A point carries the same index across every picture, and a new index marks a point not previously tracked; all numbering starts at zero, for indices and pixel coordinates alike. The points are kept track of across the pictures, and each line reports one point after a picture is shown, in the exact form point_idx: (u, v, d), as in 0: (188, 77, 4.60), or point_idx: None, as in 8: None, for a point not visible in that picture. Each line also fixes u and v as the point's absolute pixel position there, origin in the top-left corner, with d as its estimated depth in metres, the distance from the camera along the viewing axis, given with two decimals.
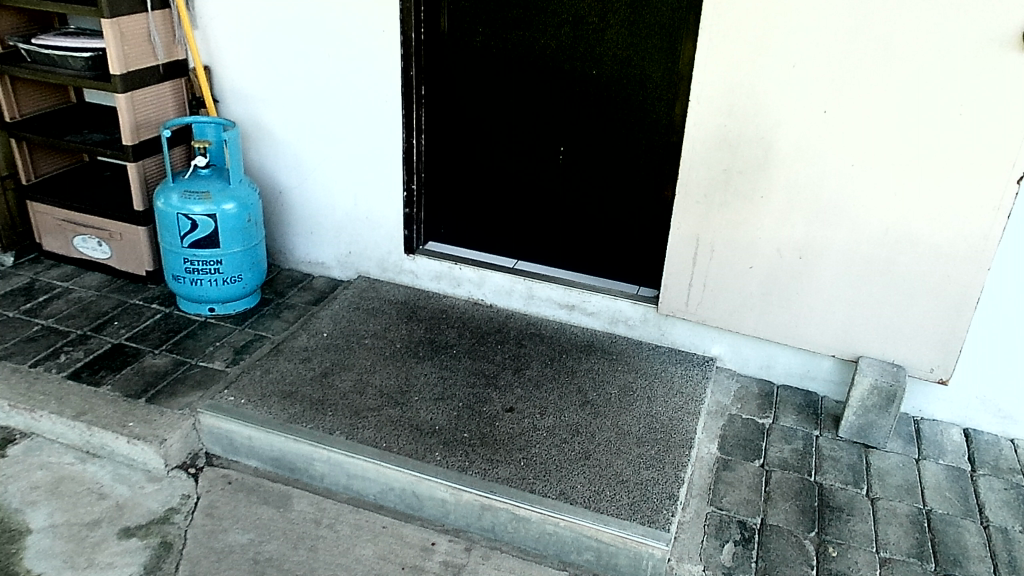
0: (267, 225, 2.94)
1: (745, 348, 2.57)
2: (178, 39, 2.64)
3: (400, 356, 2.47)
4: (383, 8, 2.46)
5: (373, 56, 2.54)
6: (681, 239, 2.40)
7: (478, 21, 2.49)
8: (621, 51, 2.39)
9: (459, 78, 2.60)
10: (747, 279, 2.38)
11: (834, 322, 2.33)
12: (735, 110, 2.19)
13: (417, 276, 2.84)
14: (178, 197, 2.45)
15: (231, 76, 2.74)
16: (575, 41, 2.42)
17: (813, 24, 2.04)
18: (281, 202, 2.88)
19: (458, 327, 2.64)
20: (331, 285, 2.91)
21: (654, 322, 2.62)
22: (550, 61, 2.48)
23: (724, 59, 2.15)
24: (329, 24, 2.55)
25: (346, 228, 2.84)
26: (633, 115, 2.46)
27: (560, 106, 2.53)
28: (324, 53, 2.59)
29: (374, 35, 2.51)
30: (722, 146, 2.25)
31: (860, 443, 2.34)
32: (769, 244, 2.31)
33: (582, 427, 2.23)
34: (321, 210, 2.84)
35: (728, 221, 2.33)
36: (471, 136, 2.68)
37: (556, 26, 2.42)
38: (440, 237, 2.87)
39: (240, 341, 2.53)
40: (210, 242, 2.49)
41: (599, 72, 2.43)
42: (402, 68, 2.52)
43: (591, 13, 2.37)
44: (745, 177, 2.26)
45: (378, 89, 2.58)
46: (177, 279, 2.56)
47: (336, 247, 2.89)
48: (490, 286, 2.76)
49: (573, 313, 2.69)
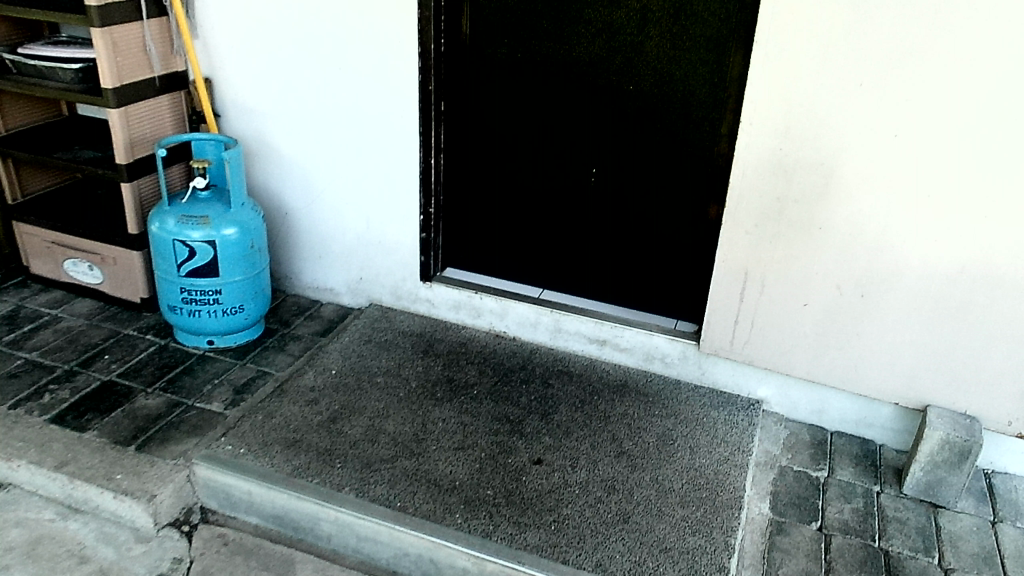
0: (272, 249, 2.73)
1: (794, 391, 2.33)
2: (177, 50, 2.44)
3: (416, 398, 2.25)
4: (400, 16, 2.24)
5: (388, 68, 2.33)
6: (728, 273, 2.19)
7: (505, 30, 2.27)
8: (662, 66, 2.17)
9: (482, 92, 2.38)
10: (801, 318, 2.15)
11: (898, 367, 2.11)
12: (793, 134, 1.97)
13: (434, 305, 2.61)
14: (175, 221, 2.25)
15: (233, 89, 2.53)
16: (612, 53, 2.20)
17: (884, 38, 1.81)
18: (286, 224, 2.67)
19: (479, 364, 2.42)
20: (340, 314, 2.69)
21: (694, 360, 2.39)
22: (582, 73, 2.25)
23: (780, 75, 1.92)
24: (339, 34, 2.34)
25: (357, 253, 2.62)
26: (676, 134, 2.23)
27: (594, 122, 2.30)
28: (335, 64, 2.38)
29: (389, 46, 2.30)
30: (776, 169, 2.03)
31: (927, 501, 2.10)
32: (827, 280, 2.09)
33: (619, 483, 2.00)
34: (330, 233, 2.62)
35: (782, 255, 2.11)
36: (495, 155, 2.46)
37: (591, 36, 2.20)
38: (459, 263, 2.65)
39: (240, 379, 2.31)
40: (209, 270, 2.29)
41: (638, 87, 2.21)
42: (420, 82, 2.31)
43: (630, 23, 2.15)
44: (801, 207, 2.04)
45: (394, 104, 2.37)
46: (173, 310, 2.35)
47: (346, 274, 2.67)
48: (514, 317, 2.53)
49: (604, 349, 2.47)
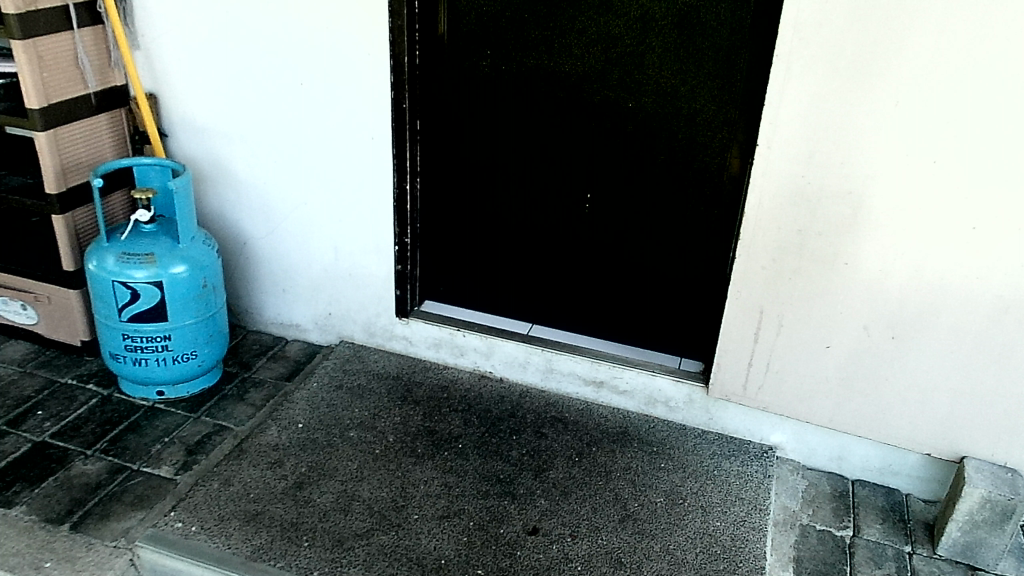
0: (229, 282, 2.46)
1: (812, 437, 2.12)
2: (115, 63, 2.18)
3: (394, 455, 2.00)
4: (366, 25, 1.99)
5: (356, 83, 2.07)
6: (741, 310, 1.97)
7: (489, 42, 2.04)
8: (666, 80, 1.95)
9: (464, 111, 2.15)
10: (823, 361, 1.94)
11: (931, 414, 1.91)
12: (817, 159, 1.75)
13: (412, 343, 2.36)
14: (115, 259, 1.98)
15: (181, 106, 2.26)
16: (607, 67, 1.98)
17: (925, 51, 1.59)
18: (244, 255, 2.40)
19: (463, 412, 2.17)
20: (307, 353, 2.43)
21: (701, 403, 2.16)
22: (575, 90, 2.03)
23: (802, 95, 1.71)
24: (299, 45, 2.08)
25: (325, 286, 2.37)
26: (678, 157, 2.02)
27: (588, 145, 2.09)
28: (295, 77, 2.12)
29: (356, 58, 2.04)
30: (797, 199, 1.81)
31: (964, 563, 1.90)
32: (852, 318, 1.88)
33: (625, 555, 1.77)
34: (294, 265, 2.36)
35: (802, 292, 1.89)
36: (479, 179, 2.24)
37: (583, 47, 1.98)
38: (439, 296, 2.40)
39: (194, 437, 2.04)
40: (155, 314, 2.02)
41: (636, 106, 2.00)
42: (393, 99, 2.06)
43: (629, 33, 1.92)
44: (824, 240, 1.83)
45: (363, 123, 2.11)
46: (116, 358, 2.08)
47: (312, 308, 2.41)
48: (500, 357, 2.29)
49: (601, 392, 2.24)
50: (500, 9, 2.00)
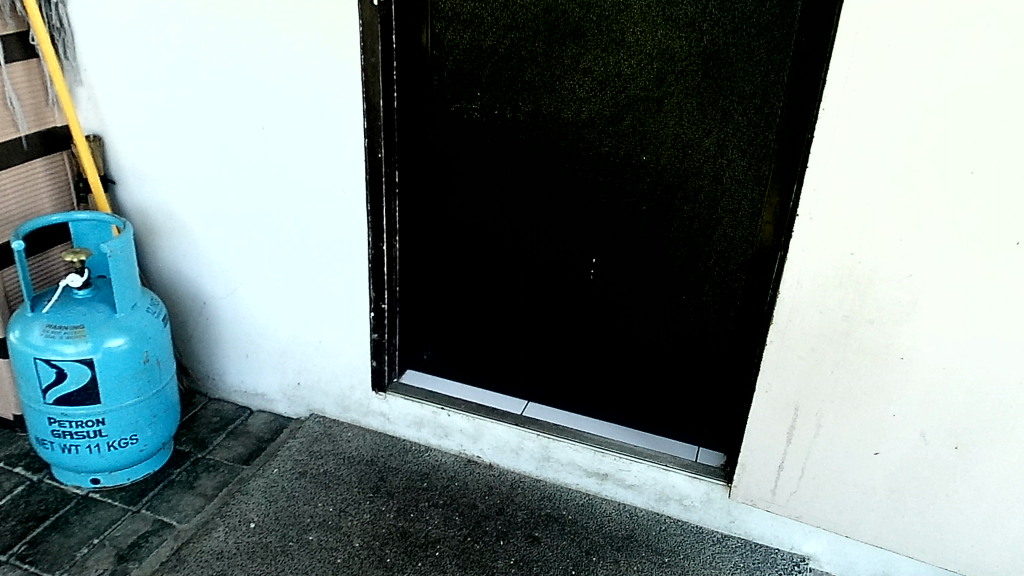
0: (188, 345, 2.17)
1: (852, 549, 1.77)
2: (53, 102, 1.86)
3: (357, 568, 1.70)
4: (337, 63, 1.66)
5: (324, 130, 1.75)
6: (772, 406, 1.65)
7: (479, 82, 1.70)
8: (686, 130, 1.62)
9: (449, 160, 1.81)
10: (870, 469, 1.62)
11: (1002, 541, 1.56)
12: (871, 234, 1.43)
13: (390, 420, 2.06)
14: (39, 332, 1.70)
15: (127, 149, 1.94)
16: (617, 113, 1.65)
17: (1013, 110, 1.27)
18: (203, 317, 2.10)
19: (444, 508, 1.87)
20: (272, 427, 2.13)
21: (721, 504, 1.83)
22: (579, 139, 1.70)
23: (856, 156, 1.39)
24: (258, 83, 1.75)
25: (292, 354, 2.06)
26: (701, 220, 1.69)
27: (595, 203, 1.76)
28: (256, 121, 1.80)
29: (325, 101, 1.71)
30: (843, 280, 1.49)
31: None
32: (906, 423, 1.55)
33: None
34: (257, 330, 2.06)
35: (846, 389, 1.57)
36: (468, 239, 1.89)
37: (589, 89, 1.64)
38: (422, 366, 2.10)
39: (128, 538, 1.75)
40: (85, 395, 1.74)
41: (651, 159, 1.67)
42: (368, 148, 1.73)
43: (645, 72, 1.60)
44: (875, 329, 1.50)
45: (333, 176, 1.79)
46: (44, 443, 1.81)
47: (279, 377, 2.11)
48: (490, 441, 1.99)
49: (605, 484, 1.93)
50: (493, 44, 1.66)
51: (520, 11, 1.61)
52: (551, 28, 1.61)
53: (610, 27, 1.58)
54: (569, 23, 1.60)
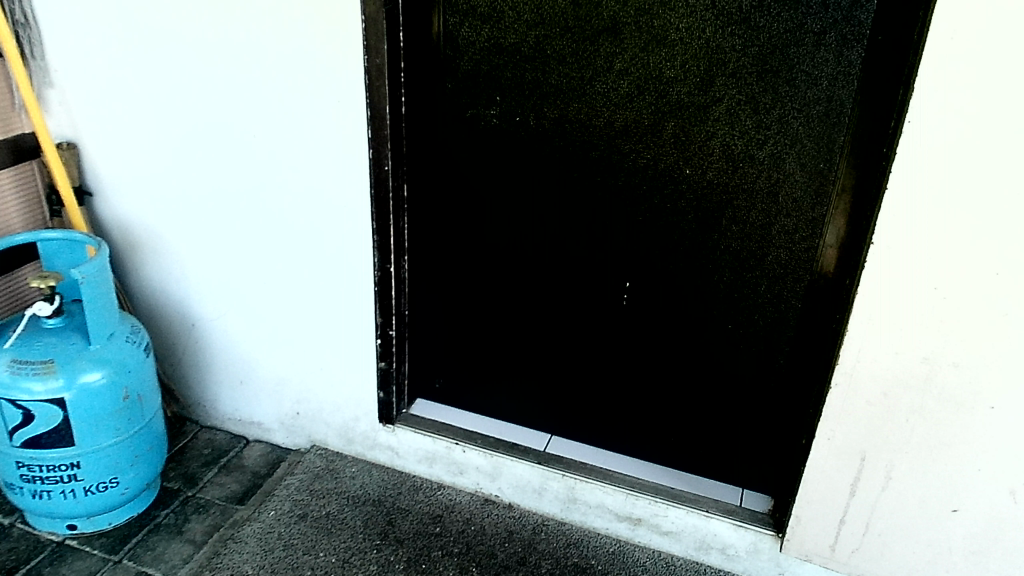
0: (176, 371, 1.97)
1: None
2: (20, 106, 1.66)
3: None
4: (336, 64, 1.46)
5: (322, 140, 1.54)
6: (833, 455, 1.44)
7: (498, 84, 1.49)
8: (736, 142, 1.41)
9: (463, 172, 1.60)
10: (947, 528, 1.41)
11: None
12: (961, 267, 1.22)
13: (398, 454, 1.87)
14: (4, 367, 1.51)
15: (106, 159, 1.75)
16: (658, 121, 1.43)
17: None
18: (192, 340, 1.91)
19: (459, 558, 1.67)
20: (269, 460, 1.94)
21: (769, 555, 1.62)
22: (612, 150, 1.49)
23: (947, 178, 1.18)
24: (246, 86, 1.55)
25: (290, 382, 1.87)
26: (752, 242, 1.48)
27: (629, 221, 1.55)
28: (245, 128, 1.59)
29: (323, 107, 1.51)
30: (924, 318, 1.28)
31: None
32: (992, 480, 1.34)
33: None
34: (252, 355, 1.87)
35: (923, 439, 1.36)
36: (485, 259, 1.69)
37: (625, 94, 1.43)
38: (433, 395, 1.90)
39: None
40: (58, 438, 1.55)
41: (695, 173, 1.46)
42: (372, 159, 1.52)
43: (691, 75, 1.38)
44: (959, 374, 1.29)
45: (333, 190, 1.59)
46: (14, 488, 1.62)
47: (277, 405, 1.92)
48: (509, 480, 1.79)
49: (638, 530, 1.72)
50: (516, 42, 1.45)
51: (546, 4, 1.40)
52: (583, 25, 1.40)
53: (652, 23, 1.36)
54: (603, 18, 1.38)
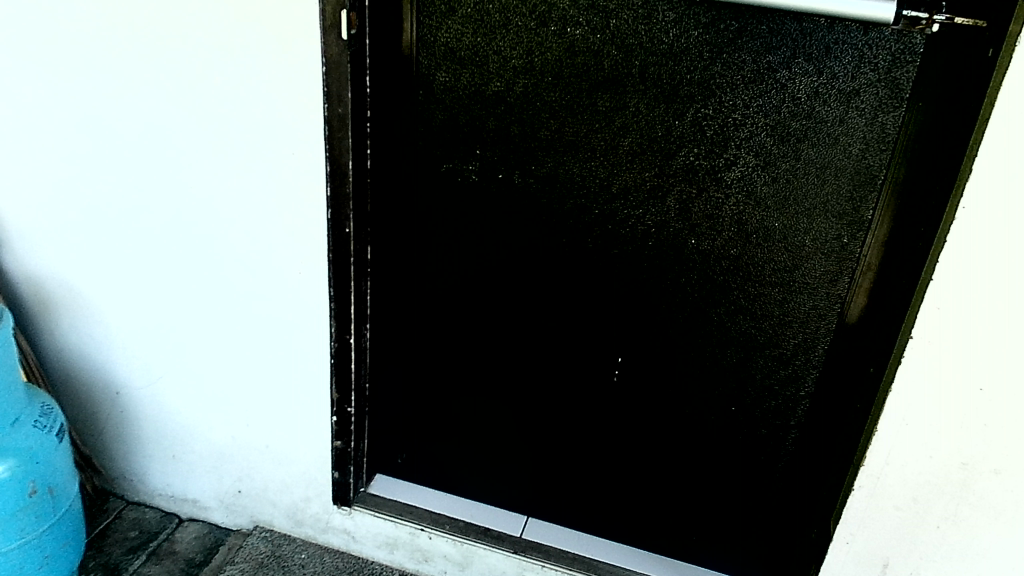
0: (97, 442, 1.73)
1: None
2: None
3: None
4: (290, 111, 1.25)
5: (273, 194, 1.33)
6: (852, 560, 1.29)
7: (479, 136, 1.31)
8: (749, 212, 1.25)
9: (436, 233, 1.41)
10: None
11: None
12: (1012, 367, 1.08)
13: (354, 539, 1.65)
14: None
15: (19, 205, 1.51)
16: (662, 185, 1.27)
17: None
18: (116, 409, 1.66)
19: None
20: (205, 544, 1.70)
21: None
22: (608, 214, 1.32)
23: (1003, 270, 1.03)
24: (183, 131, 1.33)
25: (231, 458, 1.64)
26: (761, 319, 1.33)
27: (625, 290, 1.38)
28: (182, 177, 1.37)
29: (273, 157, 1.30)
30: (965, 421, 1.13)
31: None
32: None
33: None
34: (187, 428, 1.64)
35: (955, 549, 1.22)
36: (458, 327, 1.50)
37: (625, 152, 1.26)
38: (396, 471, 1.70)
39: None
40: None
41: (703, 243, 1.30)
42: (331, 220, 1.31)
43: (701, 135, 1.22)
44: (1001, 482, 1.15)
45: (285, 251, 1.38)
46: None
47: (215, 482, 1.69)
48: (481, 569, 1.58)
49: None
50: (500, 90, 1.27)
51: (538, 49, 1.23)
52: (579, 74, 1.23)
53: (660, 76, 1.19)
54: (603, 68, 1.21)
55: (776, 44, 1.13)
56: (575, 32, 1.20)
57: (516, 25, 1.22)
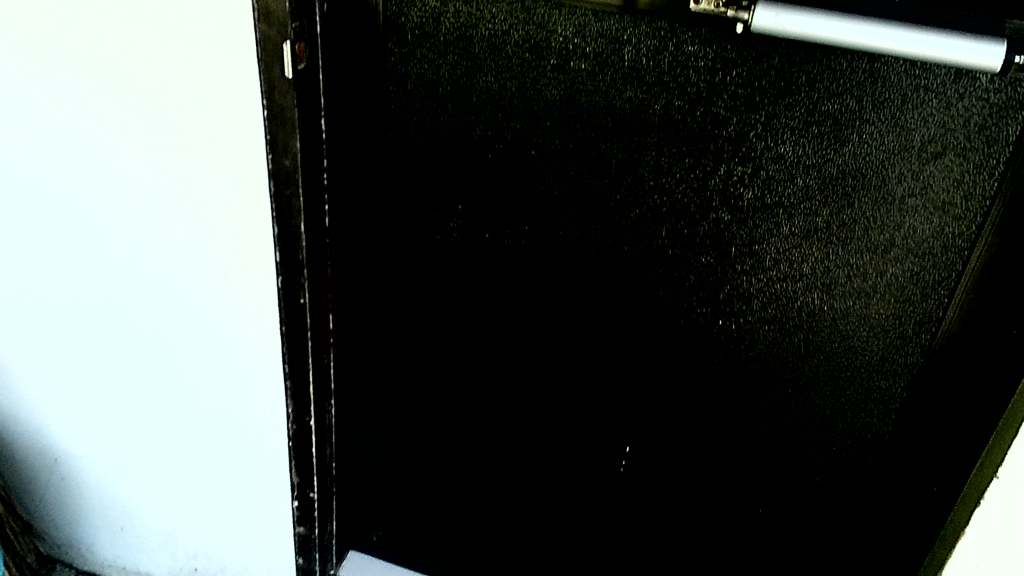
0: (36, 510, 1.52)
1: None
2: None
3: None
4: (227, 157, 1.00)
5: (214, 255, 1.09)
6: None
7: (461, 188, 1.07)
8: (791, 291, 1.02)
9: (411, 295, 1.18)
10: None
11: None
12: None
13: None
14: None
15: None
16: (685, 254, 1.03)
17: None
18: (53, 478, 1.45)
19: None
20: None
21: None
22: (617, 284, 1.08)
23: None
24: (101, 180, 1.07)
25: (186, 536, 1.43)
26: (802, 414, 1.09)
27: (638, 370, 1.14)
28: (104, 232, 1.13)
29: (211, 211, 1.05)
30: None
31: None
32: None
33: None
34: (134, 501, 1.43)
35: None
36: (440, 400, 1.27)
37: (638, 213, 1.02)
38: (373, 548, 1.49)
39: None
40: None
41: (733, 324, 1.07)
42: (283, 289, 1.08)
43: (733, 199, 0.98)
44: None
45: (233, 320, 1.14)
46: None
47: (169, 558, 1.49)
48: None
49: None
50: (487, 135, 1.02)
51: (534, 87, 0.98)
52: (584, 118, 0.98)
53: (689, 123, 0.95)
54: (613, 113, 0.97)
55: (836, 87, 0.88)
56: (580, 67, 0.95)
57: (506, 58, 0.97)
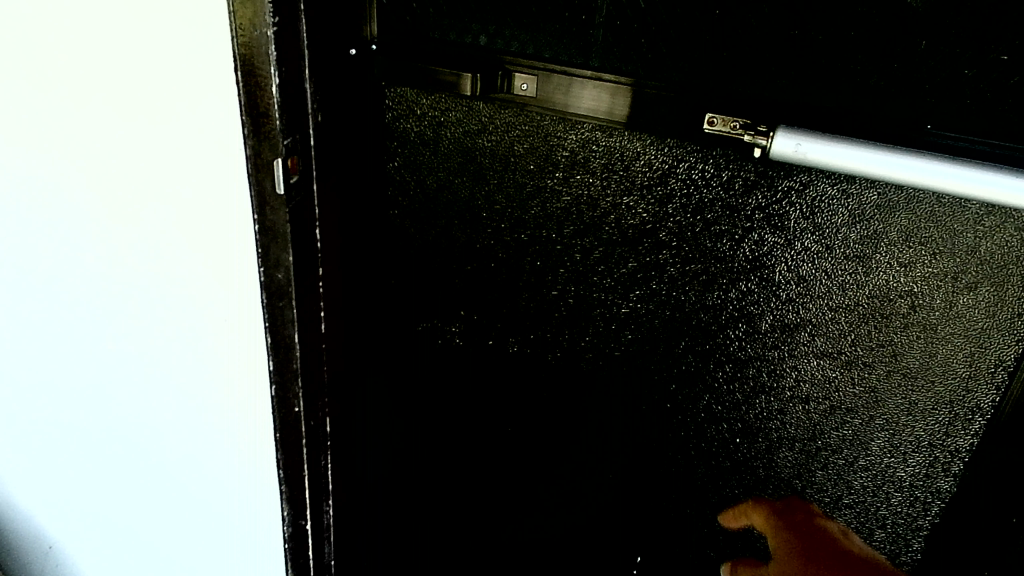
0: None
1: None
2: None
3: None
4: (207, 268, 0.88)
5: (198, 365, 0.97)
6: None
7: (463, 294, 1.03)
8: (812, 413, 0.96)
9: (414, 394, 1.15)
10: None
11: None
12: None
13: None
14: None
15: None
16: (698, 371, 0.98)
17: None
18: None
19: None
20: None
21: None
22: (628, 396, 1.03)
23: None
24: (71, 288, 0.96)
25: None
26: None
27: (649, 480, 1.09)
28: (79, 339, 1.02)
29: (193, 322, 0.93)
30: None
31: None
32: None
33: None
34: None
35: None
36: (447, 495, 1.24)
37: (649, 329, 0.97)
38: None
39: None
40: None
41: (751, 441, 1.01)
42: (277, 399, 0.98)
43: (749, 319, 0.92)
44: None
45: (222, 429, 1.03)
46: None
47: None
48: None
49: None
50: (489, 244, 0.98)
51: (536, 200, 0.93)
52: (590, 233, 0.93)
53: (700, 242, 0.89)
54: (620, 229, 0.92)
55: (858, 211, 0.82)
56: (585, 182, 0.91)
57: (506, 169, 0.93)
